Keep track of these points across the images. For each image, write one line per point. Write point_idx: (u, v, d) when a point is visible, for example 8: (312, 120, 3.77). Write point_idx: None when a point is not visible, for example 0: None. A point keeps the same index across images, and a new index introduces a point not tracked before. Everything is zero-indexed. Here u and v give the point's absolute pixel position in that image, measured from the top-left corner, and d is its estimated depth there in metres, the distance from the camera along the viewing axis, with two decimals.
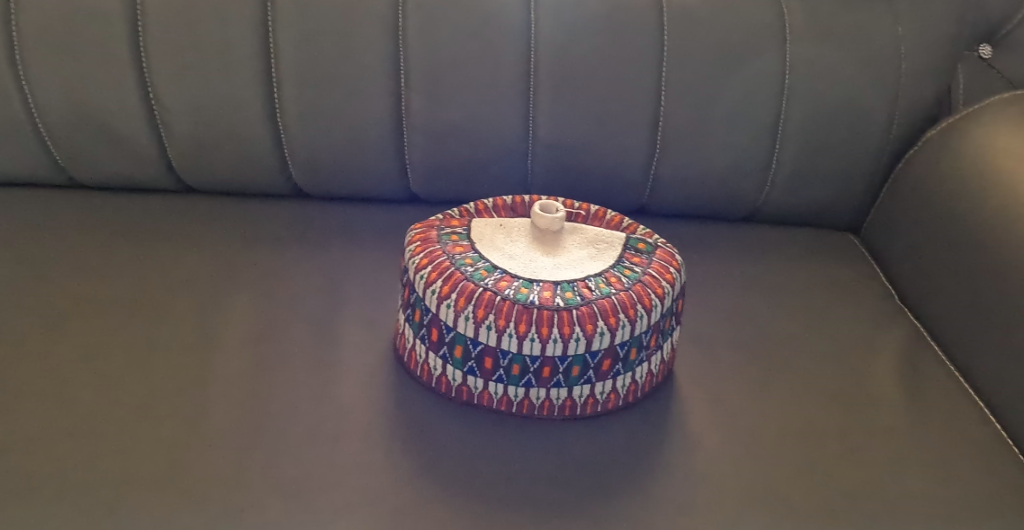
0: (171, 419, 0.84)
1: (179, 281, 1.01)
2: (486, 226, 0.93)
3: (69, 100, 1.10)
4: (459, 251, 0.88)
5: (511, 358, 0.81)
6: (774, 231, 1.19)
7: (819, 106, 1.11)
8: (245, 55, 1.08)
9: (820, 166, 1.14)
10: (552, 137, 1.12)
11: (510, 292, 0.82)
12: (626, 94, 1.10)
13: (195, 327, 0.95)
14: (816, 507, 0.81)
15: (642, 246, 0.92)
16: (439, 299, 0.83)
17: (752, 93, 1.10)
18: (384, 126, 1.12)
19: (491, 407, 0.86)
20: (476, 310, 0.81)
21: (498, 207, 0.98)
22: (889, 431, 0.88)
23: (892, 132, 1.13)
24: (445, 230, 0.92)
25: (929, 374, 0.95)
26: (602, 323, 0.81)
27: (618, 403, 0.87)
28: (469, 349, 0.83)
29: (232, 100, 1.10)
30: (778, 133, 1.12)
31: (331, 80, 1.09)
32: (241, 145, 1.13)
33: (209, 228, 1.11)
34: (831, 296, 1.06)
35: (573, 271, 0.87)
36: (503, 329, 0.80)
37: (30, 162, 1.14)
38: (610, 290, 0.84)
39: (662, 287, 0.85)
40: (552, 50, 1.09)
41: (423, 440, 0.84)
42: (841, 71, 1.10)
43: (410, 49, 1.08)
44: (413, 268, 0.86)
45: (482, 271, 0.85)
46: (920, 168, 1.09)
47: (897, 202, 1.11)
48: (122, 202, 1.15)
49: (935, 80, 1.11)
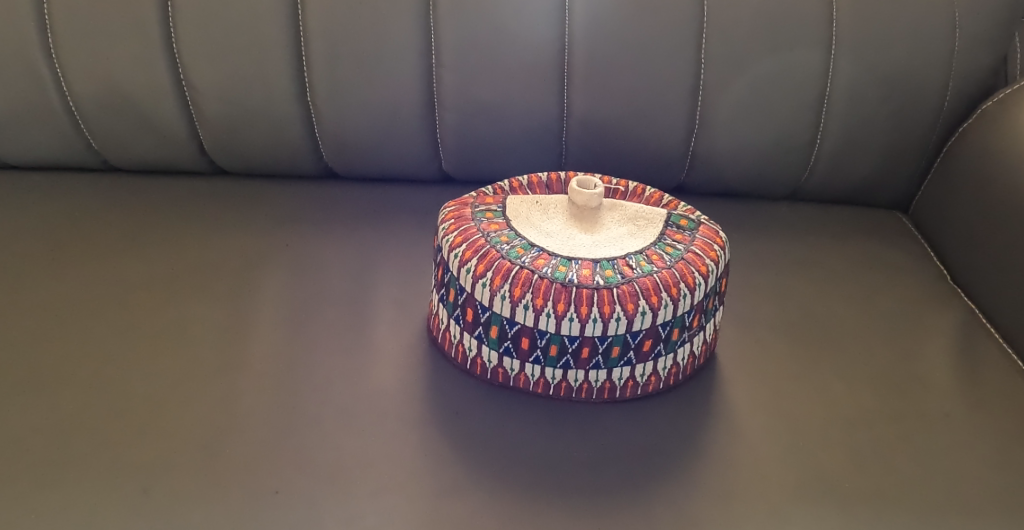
0: (205, 402, 0.83)
1: (212, 264, 1.00)
2: (521, 202, 0.91)
3: (101, 83, 1.09)
4: (494, 229, 0.86)
5: (549, 338, 0.79)
6: (818, 210, 1.15)
7: (866, 78, 1.07)
8: (275, 34, 1.06)
9: (867, 141, 1.10)
10: (587, 113, 1.09)
11: (548, 271, 0.80)
12: (665, 67, 1.07)
13: (227, 310, 0.93)
14: (868, 496, 0.77)
15: (684, 222, 0.89)
16: (473, 278, 0.80)
17: (796, 65, 1.06)
18: (416, 104, 1.09)
19: (528, 390, 0.84)
20: (512, 289, 0.79)
21: (533, 184, 0.95)
22: (944, 416, 0.85)
23: (945, 104, 1.08)
24: (480, 207, 0.89)
25: (986, 358, 0.91)
26: (643, 302, 0.78)
27: (659, 385, 0.84)
28: (505, 329, 0.80)
29: (263, 79, 1.08)
30: (824, 107, 1.08)
31: (362, 56, 1.07)
32: (273, 126, 1.11)
33: (242, 211, 1.10)
34: (879, 277, 1.02)
35: (612, 248, 0.85)
36: (541, 309, 0.78)
37: (65, 146, 1.14)
38: (651, 268, 0.81)
39: (706, 265, 0.82)
40: (586, 22, 1.05)
41: (458, 423, 0.82)
42: (891, 42, 1.05)
43: (441, 25, 1.05)
44: (447, 246, 0.84)
45: (518, 249, 0.83)
46: (974, 143, 1.04)
47: (950, 178, 1.06)
48: (155, 184, 1.15)
49: (991, 51, 1.06)
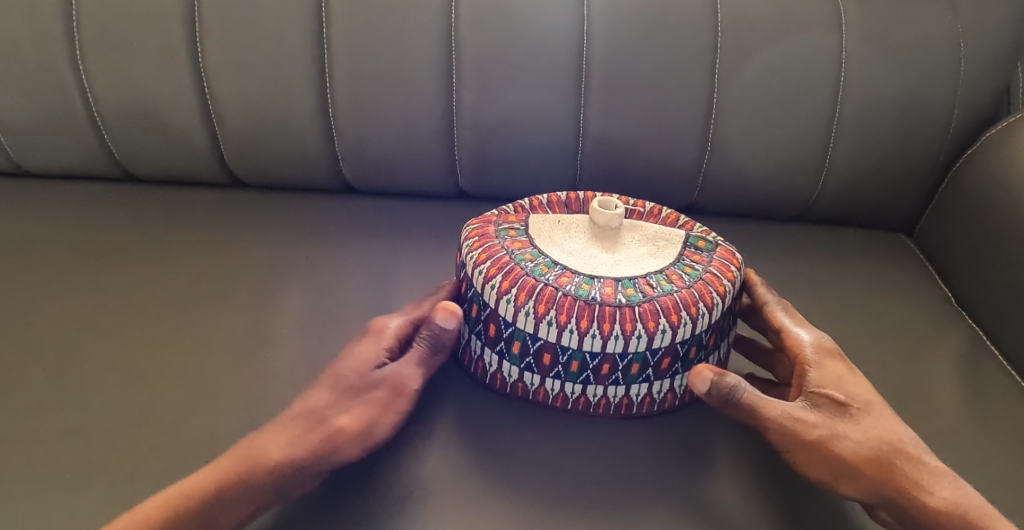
0: (230, 411, 0.86)
1: (234, 276, 1.02)
2: (544, 222, 0.93)
3: (127, 96, 1.12)
4: (518, 246, 0.88)
5: (570, 354, 0.81)
6: (825, 231, 1.18)
7: (874, 105, 1.10)
8: (299, 51, 1.09)
9: (873, 166, 1.13)
10: (602, 133, 1.12)
11: (571, 288, 0.82)
12: (679, 90, 1.09)
13: (249, 321, 0.96)
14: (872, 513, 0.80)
15: (702, 244, 0.92)
16: (498, 294, 0.83)
17: (806, 90, 1.09)
18: (434, 122, 1.12)
19: (546, 405, 0.86)
20: (537, 305, 0.81)
21: (552, 203, 0.98)
22: (947, 436, 0.87)
23: (949, 132, 1.11)
24: (503, 225, 0.92)
25: (987, 380, 0.94)
26: (664, 320, 0.80)
27: (675, 402, 0.86)
28: (527, 345, 0.83)
29: (285, 95, 1.11)
30: (833, 131, 1.11)
31: (383, 74, 1.09)
32: (295, 142, 1.14)
33: (262, 223, 1.12)
34: (885, 298, 1.05)
35: (634, 268, 0.86)
36: (564, 325, 0.80)
37: (88, 156, 1.16)
38: (672, 287, 0.84)
39: (723, 285, 0.85)
40: (604, 46, 1.08)
41: (477, 438, 0.84)
42: (898, 70, 1.09)
43: (462, 45, 1.08)
44: (472, 263, 0.87)
45: (542, 266, 0.85)
46: (977, 169, 1.07)
47: (954, 203, 1.09)
48: (176, 195, 1.17)
49: (995, 81, 1.09)
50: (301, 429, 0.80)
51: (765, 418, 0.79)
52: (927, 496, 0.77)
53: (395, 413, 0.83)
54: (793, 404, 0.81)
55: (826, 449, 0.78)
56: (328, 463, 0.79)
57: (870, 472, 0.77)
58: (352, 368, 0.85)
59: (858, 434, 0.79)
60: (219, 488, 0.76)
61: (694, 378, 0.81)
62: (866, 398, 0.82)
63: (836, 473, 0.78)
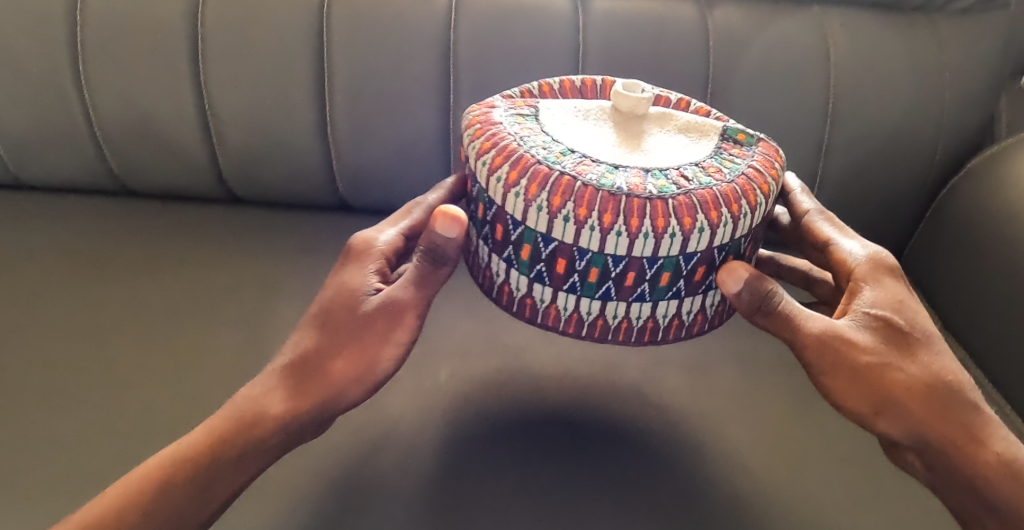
0: None
1: (230, 289, 1.04)
2: (560, 109, 0.90)
3: (127, 111, 1.13)
4: (527, 133, 0.85)
5: (591, 260, 0.80)
6: None
7: (862, 134, 1.12)
8: (300, 72, 1.11)
9: (860, 193, 1.15)
10: None
11: (593, 179, 0.79)
12: None
13: (247, 335, 0.97)
14: None
15: (741, 137, 0.89)
16: (507, 187, 0.80)
17: (796, 117, 1.12)
18: (431, 141, 1.14)
19: (558, 326, 0.86)
20: (551, 198, 0.79)
21: (565, 88, 0.97)
22: None
23: (935, 161, 1.14)
24: (510, 111, 0.88)
25: None
26: (702, 218, 0.79)
27: (704, 323, 0.88)
28: (540, 249, 0.81)
29: (285, 115, 1.13)
30: (821, 158, 1.14)
31: (382, 93, 1.11)
32: (292, 161, 1.16)
33: (257, 237, 1.13)
34: None
35: (669, 158, 0.84)
36: (584, 221, 0.78)
37: (87, 170, 1.18)
38: (710, 181, 0.81)
39: (767, 183, 0.83)
40: (601, 67, 1.11)
41: (461, 480, 0.88)
42: (885, 100, 1.11)
43: (461, 67, 1.10)
44: (476, 153, 0.84)
45: (557, 154, 0.82)
46: (960, 200, 1.09)
47: (937, 233, 1.12)
48: (172, 209, 1.18)
49: (979, 113, 1.13)
50: (294, 381, 0.83)
51: (808, 333, 0.82)
52: (980, 447, 0.81)
53: (395, 342, 0.84)
54: (843, 322, 0.83)
55: (875, 376, 0.81)
56: (334, 409, 0.83)
57: (916, 405, 0.81)
58: (341, 299, 0.85)
59: (909, 366, 0.82)
60: (217, 448, 0.79)
61: (729, 276, 0.81)
62: (925, 329, 0.84)
63: (881, 403, 0.81)
